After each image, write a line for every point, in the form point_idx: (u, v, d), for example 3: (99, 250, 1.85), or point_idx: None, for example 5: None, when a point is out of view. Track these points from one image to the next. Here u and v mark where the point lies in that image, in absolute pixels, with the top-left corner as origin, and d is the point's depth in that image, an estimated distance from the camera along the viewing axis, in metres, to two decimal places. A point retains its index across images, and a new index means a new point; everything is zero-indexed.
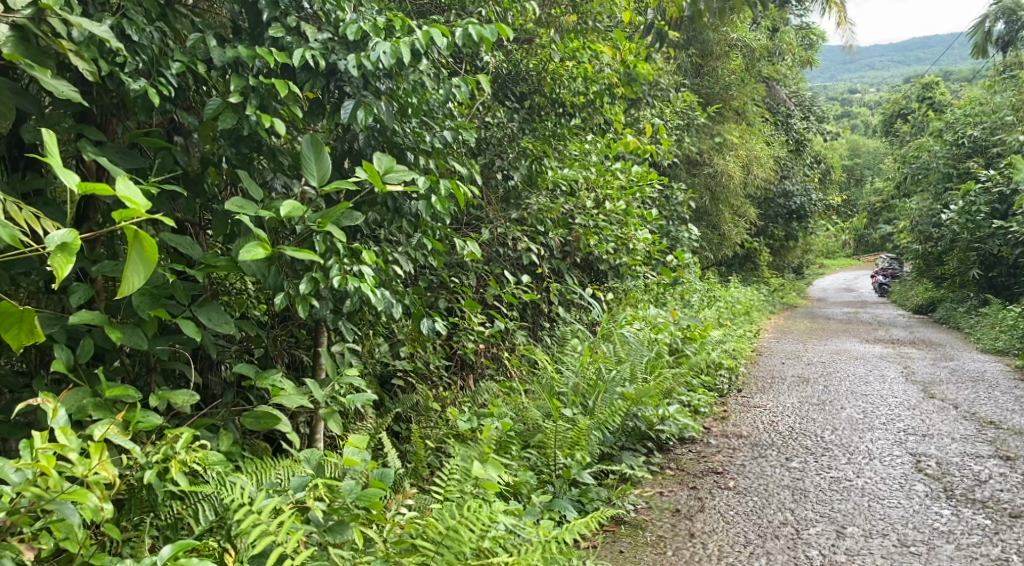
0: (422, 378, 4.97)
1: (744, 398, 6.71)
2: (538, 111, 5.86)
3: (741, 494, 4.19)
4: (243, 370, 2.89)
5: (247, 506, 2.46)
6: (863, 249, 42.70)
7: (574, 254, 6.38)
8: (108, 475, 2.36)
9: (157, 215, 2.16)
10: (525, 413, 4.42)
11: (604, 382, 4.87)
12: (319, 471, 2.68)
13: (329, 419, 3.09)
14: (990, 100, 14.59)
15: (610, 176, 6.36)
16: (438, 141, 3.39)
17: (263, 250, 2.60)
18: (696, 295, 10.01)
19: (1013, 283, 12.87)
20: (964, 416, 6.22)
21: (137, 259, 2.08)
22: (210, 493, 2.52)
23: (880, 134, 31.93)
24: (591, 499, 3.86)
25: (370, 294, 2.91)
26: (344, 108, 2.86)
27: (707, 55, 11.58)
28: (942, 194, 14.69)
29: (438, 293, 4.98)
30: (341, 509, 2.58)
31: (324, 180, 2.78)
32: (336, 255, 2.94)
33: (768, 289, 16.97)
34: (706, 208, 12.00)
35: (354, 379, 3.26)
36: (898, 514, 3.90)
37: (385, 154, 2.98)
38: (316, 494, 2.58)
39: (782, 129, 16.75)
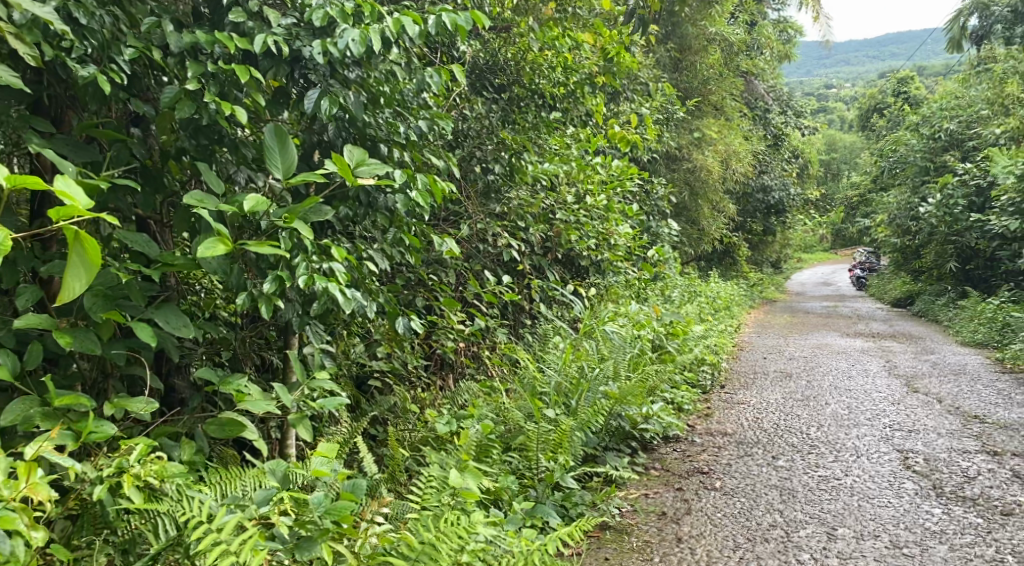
0: (399, 378, 4.83)
1: (727, 395, 6.62)
2: (517, 103, 5.66)
3: (728, 495, 4.08)
4: (207, 375, 2.75)
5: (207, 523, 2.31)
6: (840, 243, 42.91)
7: (554, 250, 6.25)
8: (40, 496, 2.20)
9: (100, 214, 2.07)
10: (506, 414, 4.30)
11: (587, 381, 4.75)
12: (285, 484, 2.57)
13: (298, 425, 2.96)
14: (966, 94, 14.62)
15: (592, 170, 6.31)
16: (413, 133, 3.28)
17: (224, 246, 2.46)
18: (676, 290, 9.92)
19: (990, 275, 12.94)
20: (948, 410, 6.16)
21: (77, 261, 2.01)
22: (167, 509, 2.36)
23: (857, 128, 32.05)
24: (575, 503, 3.74)
25: (339, 293, 2.78)
26: (308, 97, 2.73)
27: (685, 50, 11.31)
28: (920, 187, 14.71)
29: (416, 291, 4.85)
30: (307, 525, 2.46)
31: (290, 172, 2.66)
32: (303, 253, 2.81)
33: (747, 284, 16.95)
34: (686, 203, 11.91)
35: (325, 383, 3.12)
36: (889, 514, 3.81)
37: (355, 147, 2.84)
38: (281, 509, 2.46)
39: (760, 124, 16.71)
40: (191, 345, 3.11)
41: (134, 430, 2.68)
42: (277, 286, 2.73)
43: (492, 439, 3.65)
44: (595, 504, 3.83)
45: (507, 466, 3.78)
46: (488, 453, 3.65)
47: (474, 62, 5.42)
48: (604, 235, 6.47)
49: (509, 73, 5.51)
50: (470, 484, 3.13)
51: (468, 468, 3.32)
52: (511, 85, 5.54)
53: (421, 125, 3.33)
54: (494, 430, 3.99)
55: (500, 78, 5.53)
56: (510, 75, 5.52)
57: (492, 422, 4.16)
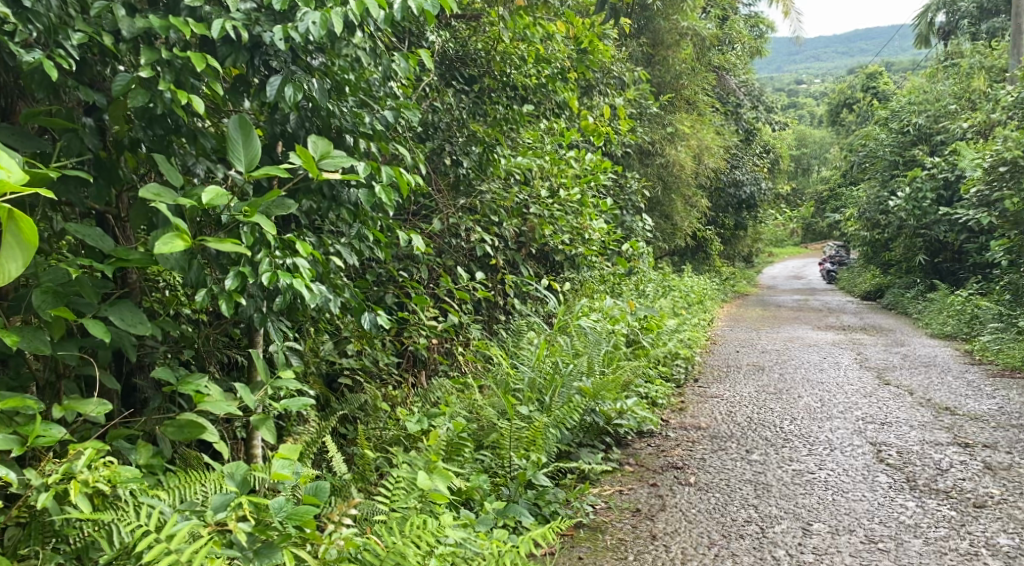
0: (370, 376, 4.75)
1: (700, 389, 6.60)
2: (487, 93, 5.52)
3: (703, 491, 4.04)
4: (165, 375, 2.64)
5: (158, 535, 2.25)
6: (812, 237, 43.30)
7: (528, 245, 6.19)
8: None
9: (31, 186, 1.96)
10: (479, 411, 4.23)
11: (561, 377, 4.70)
12: (244, 488, 2.46)
13: (262, 426, 2.88)
14: (934, 88, 14.76)
15: (565, 164, 6.28)
16: (378, 122, 3.22)
17: (183, 242, 2.33)
18: (650, 285, 9.91)
19: (958, 268, 13.16)
20: (920, 402, 6.18)
21: (13, 242, 1.90)
22: (115, 517, 2.29)
23: (827, 123, 32.32)
24: (548, 501, 3.68)
25: (304, 290, 2.69)
26: (269, 85, 2.63)
27: (658, 44, 11.30)
28: (889, 181, 14.85)
29: (386, 287, 4.76)
30: (266, 531, 2.38)
31: (253, 165, 2.54)
32: (266, 247, 2.71)
33: (720, 278, 17.04)
34: (659, 198, 11.90)
35: (289, 382, 3.04)
36: (863, 508, 3.79)
37: (320, 138, 2.75)
38: (238, 514, 2.39)
39: (732, 119, 16.76)
40: (152, 343, 3.01)
41: (89, 432, 2.58)
42: (238, 282, 2.64)
43: (464, 438, 3.58)
44: (569, 501, 3.78)
45: (479, 463, 3.70)
46: (459, 451, 3.58)
47: (444, 53, 5.33)
48: (578, 230, 6.41)
49: (480, 64, 5.43)
50: (440, 484, 3.05)
51: (438, 468, 3.25)
52: (482, 76, 5.46)
53: (387, 115, 3.30)
54: (466, 428, 3.92)
55: (471, 70, 5.45)
56: (480, 66, 5.44)
57: (464, 419, 4.09)
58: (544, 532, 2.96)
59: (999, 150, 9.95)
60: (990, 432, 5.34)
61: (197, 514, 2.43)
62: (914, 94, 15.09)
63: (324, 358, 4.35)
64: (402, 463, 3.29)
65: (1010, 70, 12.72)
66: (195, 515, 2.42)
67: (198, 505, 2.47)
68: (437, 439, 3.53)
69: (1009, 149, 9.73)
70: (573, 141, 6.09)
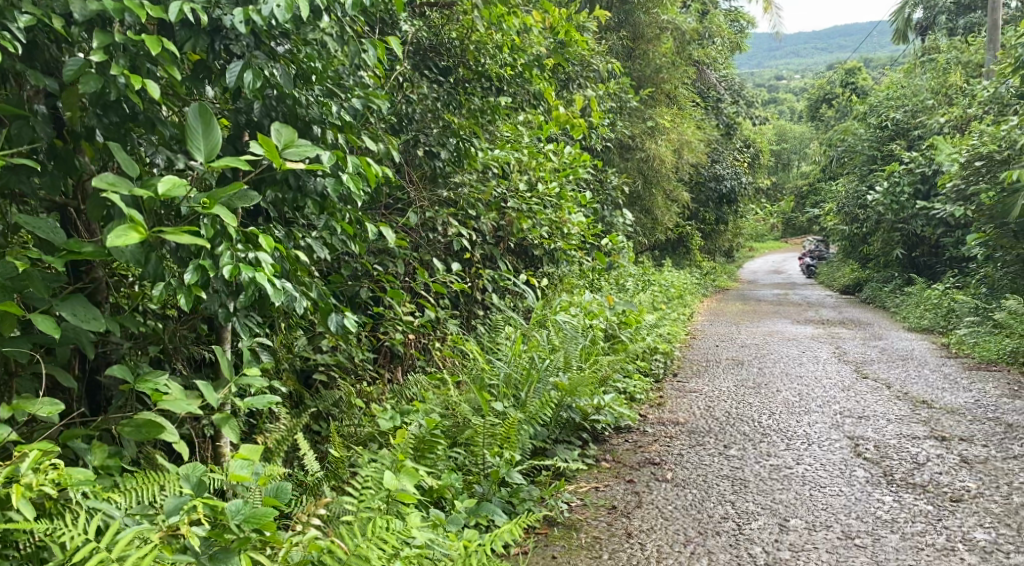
0: (345, 373, 4.67)
1: (679, 383, 6.57)
2: (463, 84, 5.47)
3: (679, 487, 4.00)
4: (122, 372, 2.57)
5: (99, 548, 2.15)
6: (791, 232, 43.54)
7: (506, 240, 6.13)
8: None
9: None
10: (453, 407, 4.17)
11: (537, 372, 4.64)
12: (200, 491, 2.45)
13: (224, 425, 2.81)
14: (911, 84, 14.83)
15: (544, 158, 6.23)
16: (346, 112, 3.17)
17: (138, 235, 2.26)
18: (629, 280, 9.88)
19: (935, 262, 13.31)
20: (897, 396, 6.17)
21: None
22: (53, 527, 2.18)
23: (806, 119, 32.49)
24: (523, 499, 3.64)
25: (267, 284, 2.61)
26: (230, 71, 2.56)
27: (639, 38, 11.29)
28: (867, 176, 14.92)
29: (360, 282, 4.69)
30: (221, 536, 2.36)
31: (213, 155, 2.47)
32: (227, 240, 2.64)
33: (700, 273, 17.05)
34: (640, 192, 11.87)
35: (255, 380, 2.99)
36: (840, 503, 3.77)
37: (284, 127, 2.69)
38: (192, 520, 2.34)
39: (712, 113, 16.77)
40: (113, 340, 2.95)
41: (43, 431, 2.52)
42: (198, 275, 2.56)
43: (436, 435, 3.52)
44: (543, 498, 3.73)
45: (452, 461, 3.63)
46: (431, 449, 3.52)
47: (417, 42, 5.23)
48: (557, 224, 6.36)
49: (454, 54, 5.34)
50: (408, 483, 2.99)
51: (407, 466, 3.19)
52: (457, 67, 5.37)
53: (355, 105, 3.25)
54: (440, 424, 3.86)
55: (445, 61, 5.36)
56: (455, 57, 5.36)
57: (438, 415, 4.02)
58: (513, 531, 2.91)
59: (975, 144, 10.06)
60: (966, 425, 5.34)
61: (150, 518, 2.40)
62: (892, 89, 15.14)
63: (298, 354, 4.28)
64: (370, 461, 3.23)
65: (986, 65, 12.80)
66: (148, 520, 2.39)
67: (150, 510, 2.42)
68: (408, 436, 3.46)
69: (986, 143, 9.86)
70: (552, 135, 6.03)
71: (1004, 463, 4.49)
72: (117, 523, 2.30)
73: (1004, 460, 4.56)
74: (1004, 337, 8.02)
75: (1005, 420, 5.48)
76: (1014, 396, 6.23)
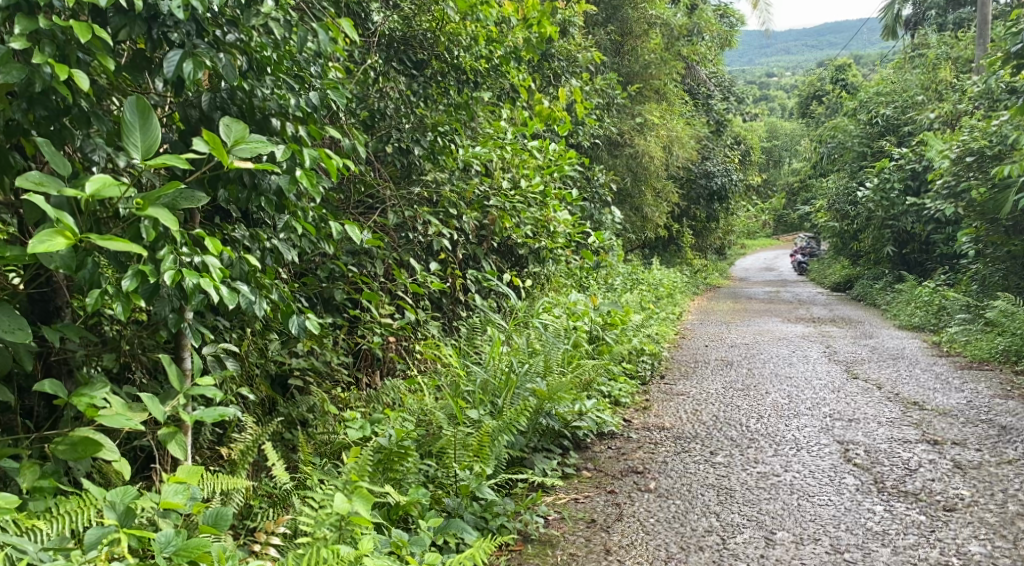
0: (321, 379, 4.47)
1: (666, 386, 6.41)
2: (437, 77, 5.32)
3: (662, 498, 3.85)
4: (54, 386, 2.44)
5: None
6: (782, 228, 43.42)
7: (489, 240, 5.94)
8: None
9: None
10: (428, 414, 4.00)
11: (515, 378, 4.47)
12: (126, 520, 2.35)
13: (170, 441, 2.69)
14: (900, 79, 14.69)
15: (527, 155, 6.06)
16: (302, 104, 3.05)
17: (64, 239, 2.15)
18: (618, 279, 9.73)
19: (925, 258, 13.19)
20: (887, 397, 6.03)
21: None
22: None
23: (797, 115, 32.32)
24: (496, 514, 3.48)
25: (211, 290, 2.55)
26: (168, 60, 2.52)
27: (626, 34, 11.15)
28: (857, 172, 14.78)
29: (336, 283, 4.51)
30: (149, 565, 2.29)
31: (150, 152, 2.37)
32: (171, 243, 2.57)
33: (691, 271, 16.88)
34: (628, 189, 11.69)
35: (207, 390, 2.86)
36: (829, 514, 3.62)
37: (233, 120, 2.59)
38: (113, 554, 2.26)
39: (701, 110, 16.61)
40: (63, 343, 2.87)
41: None
42: (138, 282, 2.48)
43: (405, 445, 3.36)
44: (518, 513, 3.58)
45: (422, 471, 3.48)
46: (400, 462, 3.35)
47: (390, 34, 5.07)
48: (542, 223, 6.19)
49: (428, 47, 5.18)
50: (364, 505, 2.90)
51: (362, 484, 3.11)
52: (431, 60, 5.21)
53: (312, 97, 3.11)
54: (411, 435, 3.70)
55: (419, 53, 5.19)
56: (428, 49, 5.19)
57: (411, 423, 3.86)
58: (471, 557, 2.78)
59: (965, 140, 9.96)
60: (958, 428, 5.20)
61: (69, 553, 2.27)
62: (882, 85, 14.99)
63: (272, 359, 4.11)
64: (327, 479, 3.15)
65: (977, 60, 12.66)
66: (67, 553, 2.26)
67: (70, 541, 2.30)
68: (374, 450, 3.30)
69: (976, 138, 9.78)
70: (534, 130, 5.85)
71: (998, 468, 4.35)
72: (28, 558, 2.16)
73: (998, 465, 4.41)
74: (995, 336, 7.89)
75: (998, 423, 5.33)
76: (1006, 396, 6.10)
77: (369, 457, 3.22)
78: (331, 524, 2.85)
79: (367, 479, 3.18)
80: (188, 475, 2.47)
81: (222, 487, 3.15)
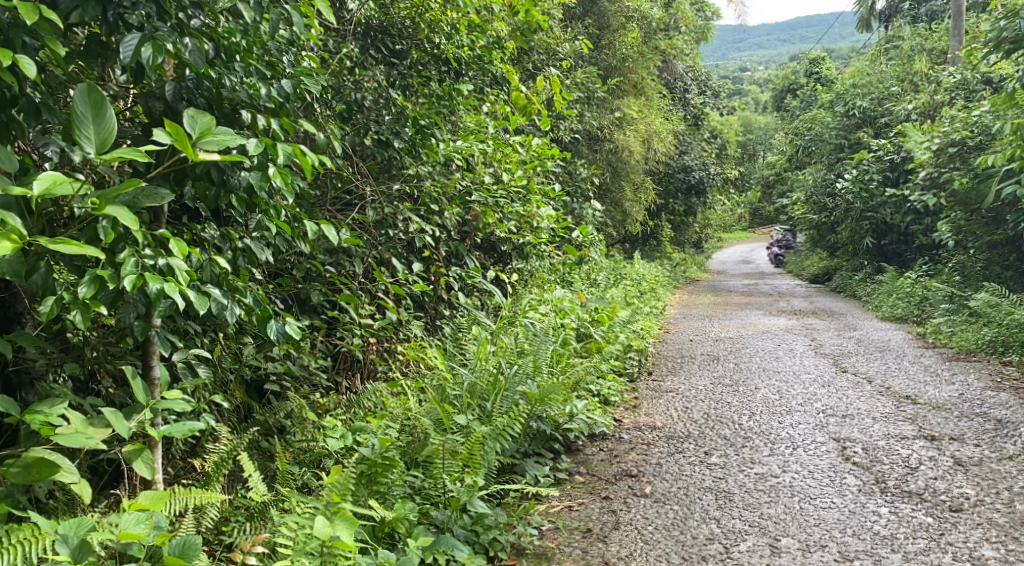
0: (298, 384, 4.26)
1: (654, 383, 6.27)
2: (417, 67, 5.13)
3: (659, 503, 3.70)
4: (5, 404, 2.25)
5: None
6: (758, 221, 43.59)
7: (471, 236, 5.74)
8: None
9: None
10: (413, 420, 3.83)
11: (503, 381, 4.29)
12: (82, 556, 2.16)
13: (136, 458, 2.49)
14: (875, 70, 14.65)
15: (509, 148, 5.88)
16: (275, 95, 2.87)
17: (10, 243, 1.97)
18: (600, 275, 9.58)
19: (904, 249, 13.16)
20: (878, 391, 5.92)
21: None
22: None
23: (772, 108, 32.34)
24: (488, 526, 3.31)
25: (177, 296, 2.34)
26: (126, 44, 2.34)
27: (604, 27, 10.97)
28: (835, 164, 14.68)
29: (313, 284, 4.32)
30: None
31: (105, 147, 2.17)
32: (132, 245, 2.38)
33: (670, 266, 16.77)
34: (608, 184, 11.53)
35: (175, 403, 2.67)
36: (833, 518, 3.50)
37: (199, 112, 2.40)
38: None
39: (678, 105, 16.51)
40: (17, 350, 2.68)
41: None
42: (96, 289, 2.29)
43: (389, 456, 3.18)
44: (511, 524, 3.42)
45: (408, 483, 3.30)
46: (385, 474, 3.17)
47: (366, 22, 4.86)
48: (525, 218, 6.01)
49: (407, 35, 4.98)
50: (347, 528, 2.73)
51: (343, 505, 2.88)
52: (411, 49, 5.01)
53: (284, 85, 2.93)
54: (396, 444, 3.52)
55: (398, 42, 4.98)
56: (407, 39, 4.99)
57: (395, 431, 3.69)
58: None
59: (947, 130, 9.84)
60: (954, 422, 5.09)
61: None
62: (858, 77, 14.92)
63: (246, 363, 3.91)
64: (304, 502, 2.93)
65: (953, 51, 12.61)
66: None
67: None
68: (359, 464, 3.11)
69: (957, 129, 9.67)
70: (517, 123, 5.69)
71: (1000, 465, 4.23)
72: None
73: (999, 461, 4.30)
74: (981, 327, 7.82)
75: (994, 416, 5.23)
76: (998, 388, 6.00)
77: (351, 474, 3.00)
78: (311, 551, 2.68)
79: (350, 499, 2.96)
80: (153, 502, 2.38)
81: (196, 503, 3.02)
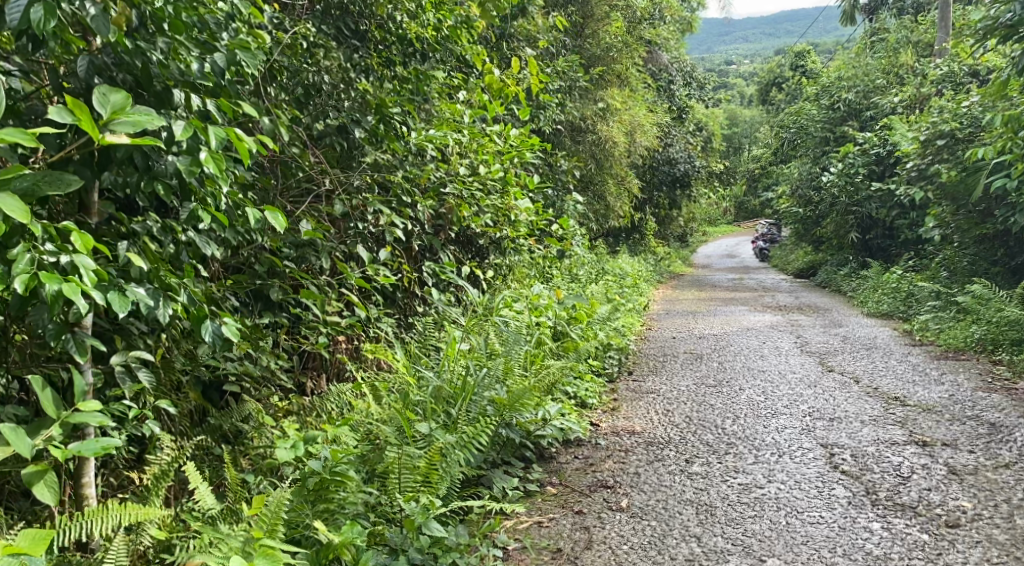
0: (257, 386, 3.91)
1: (634, 383, 6.02)
2: (382, 51, 4.83)
3: (636, 518, 3.46)
4: None
5: None
6: (743, 216, 43.49)
7: (445, 229, 5.42)
8: None
9: None
10: (372, 429, 3.55)
11: (472, 385, 4.01)
12: None
13: (33, 484, 2.25)
14: (862, 62, 14.37)
15: (485, 139, 5.58)
16: (208, 72, 2.63)
17: None
18: (582, 270, 9.31)
19: (888, 244, 12.97)
20: (867, 392, 5.68)
21: None
22: None
23: (757, 102, 32.16)
24: (447, 549, 3.06)
25: (80, 298, 2.09)
26: (16, 5, 2.11)
27: (588, 16, 10.65)
28: (820, 158, 14.46)
29: (272, 279, 4.02)
30: None
31: None
32: (31, 239, 2.13)
33: (655, 261, 16.51)
34: (591, 177, 11.24)
35: (91, 416, 2.40)
36: (823, 534, 3.28)
37: (108, 89, 2.13)
38: None
39: (664, 96, 16.20)
40: None
41: None
42: None
43: (340, 472, 2.97)
44: (473, 545, 3.19)
45: (363, 498, 3.04)
46: (335, 491, 2.96)
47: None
48: (502, 211, 5.74)
49: (370, 15, 4.68)
50: None
51: (265, 543, 2.68)
52: (373, 30, 4.75)
53: (219, 59, 2.68)
54: (352, 455, 3.25)
55: (359, 22, 4.69)
56: (369, 18, 4.71)
57: (353, 441, 3.41)
58: None
59: (935, 122, 9.55)
60: (946, 426, 4.85)
61: None
62: (844, 68, 14.66)
63: (202, 364, 3.55)
64: (222, 537, 2.73)
65: (941, 43, 12.34)
66: None
67: None
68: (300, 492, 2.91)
69: (946, 120, 9.40)
70: (492, 111, 5.40)
71: (996, 474, 4.00)
72: None
73: (994, 469, 4.07)
74: (971, 323, 7.60)
75: (986, 419, 5.00)
76: (990, 389, 5.78)
77: (286, 499, 2.79)
78: None
79: (280, 533, 2.76)
80: (31, 546, 2.14)
81: (131, 520, 2.74)
